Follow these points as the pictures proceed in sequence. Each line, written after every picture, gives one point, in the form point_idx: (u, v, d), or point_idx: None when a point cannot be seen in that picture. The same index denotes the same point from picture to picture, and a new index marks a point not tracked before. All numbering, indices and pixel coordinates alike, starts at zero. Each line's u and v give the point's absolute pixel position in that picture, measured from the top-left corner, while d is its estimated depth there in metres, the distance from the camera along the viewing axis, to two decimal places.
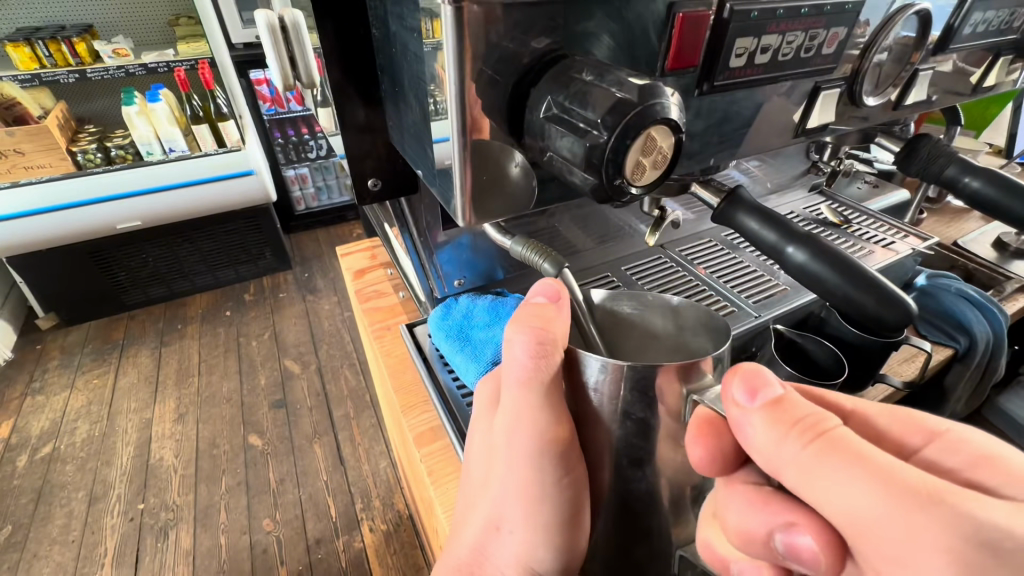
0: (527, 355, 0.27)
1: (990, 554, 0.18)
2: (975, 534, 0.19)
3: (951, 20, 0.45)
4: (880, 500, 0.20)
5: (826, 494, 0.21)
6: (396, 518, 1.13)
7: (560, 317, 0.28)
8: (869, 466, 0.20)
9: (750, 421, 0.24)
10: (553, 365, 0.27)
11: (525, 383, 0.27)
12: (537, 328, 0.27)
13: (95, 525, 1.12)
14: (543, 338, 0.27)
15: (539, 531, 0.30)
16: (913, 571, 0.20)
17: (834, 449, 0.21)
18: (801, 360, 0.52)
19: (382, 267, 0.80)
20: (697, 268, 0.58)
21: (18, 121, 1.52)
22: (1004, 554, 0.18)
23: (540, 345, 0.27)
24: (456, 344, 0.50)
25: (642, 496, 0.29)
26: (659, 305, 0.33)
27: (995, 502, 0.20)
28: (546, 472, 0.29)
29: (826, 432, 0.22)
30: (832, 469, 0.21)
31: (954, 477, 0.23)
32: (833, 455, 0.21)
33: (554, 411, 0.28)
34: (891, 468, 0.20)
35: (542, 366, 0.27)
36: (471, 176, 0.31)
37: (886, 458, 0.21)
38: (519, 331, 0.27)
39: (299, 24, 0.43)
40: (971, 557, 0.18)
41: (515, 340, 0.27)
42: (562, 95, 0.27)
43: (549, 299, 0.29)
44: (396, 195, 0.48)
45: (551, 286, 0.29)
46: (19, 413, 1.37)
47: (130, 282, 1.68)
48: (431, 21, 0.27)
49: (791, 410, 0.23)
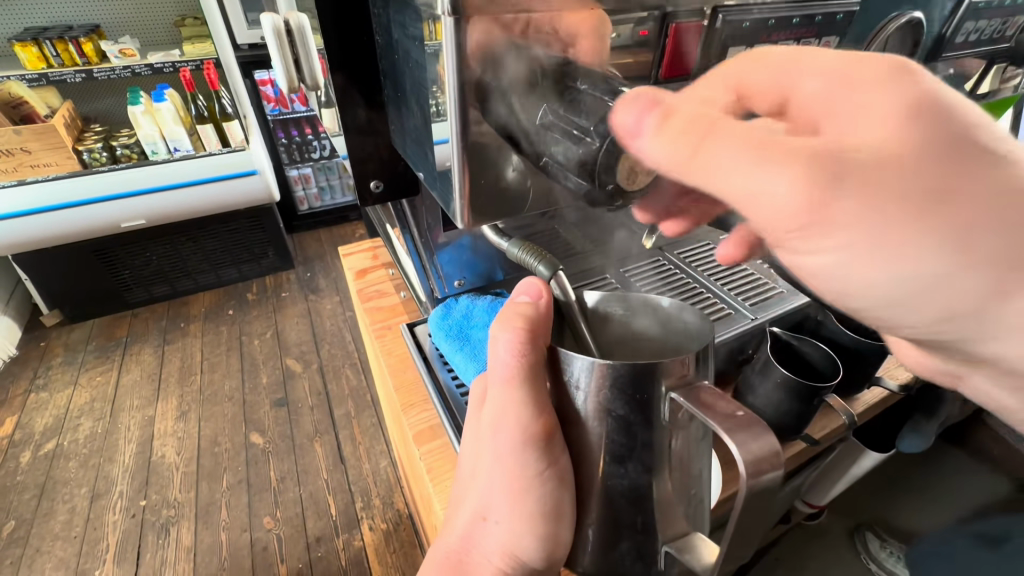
0: (509, 348, 0.29)
1: (836, 180, 0.20)
2: (822, 165, 0.20)
3: (941, 29, 0.46)
4: (760, 166, 0.21)
5: (717, 181, 0.22)
6: (396, 518, 1.14)
7: (539, 315, 0.31)
8: (741, 144, 0.21)
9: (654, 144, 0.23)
10: (535, 361, 0.29)
11: (509, 379, 0.29)
12: (519, 326, 0.29)
13: (97, 521, 1.14)
14: (523, 334, 0.29)
15: (522, 522, 0.31)
16: (776, 212, 0.22)
17: (719, 136, 0.22)
18: (797, 362, 0.53)
19: (384, 267, 0.81)
20: (696, 270, 0.59)
21: (25, 120, 1.54)
22: (845, 178, 0.20)
23: (522, 342, 0.29)
24: (455, 343, 0.51)
25: (627, 494, 0.29)
26: (647, 307, 0.34)
27: (853, 139, 0.21)
28: (528, 465, 0.29)
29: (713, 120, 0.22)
30: (715, 154, 0.22)
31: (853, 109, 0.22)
32: (719, 139, 0.22)
33: (535, 405, 0.29)
34: (757, 141, 0.21)
35: (524, 361, 0.29)
36: (469, 179, 0.32)
37: (754, 135, 0.22)
38: (503, 330, 0.29)
39: (304, 27, 0.45)
40: (818, 186, 0.20)
41: (499, 339, 0.29)
42: (560, 106, 0.30)
43: (531, 298, 0.31)
44: (397, 196, 0.49)
45: (534, 285, 0.32)
46: (23, 409, 1.38)
47: (135, 280, 1.70)
48: (433, 24, 0.28)
49: (683, 112, 0.23)
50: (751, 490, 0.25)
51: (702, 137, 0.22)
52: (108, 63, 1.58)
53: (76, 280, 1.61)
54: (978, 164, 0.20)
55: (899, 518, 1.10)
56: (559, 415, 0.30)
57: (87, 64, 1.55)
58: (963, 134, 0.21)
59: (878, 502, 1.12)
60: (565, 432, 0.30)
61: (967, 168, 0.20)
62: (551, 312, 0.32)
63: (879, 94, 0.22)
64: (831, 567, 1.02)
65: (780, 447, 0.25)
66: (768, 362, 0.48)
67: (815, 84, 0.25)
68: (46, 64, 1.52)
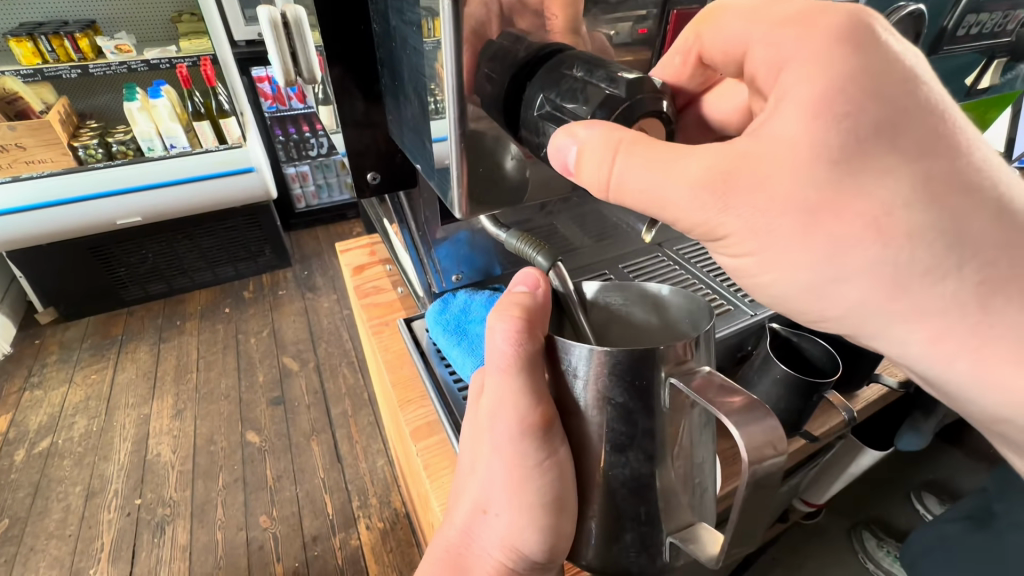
0: (506, 338, 0.28)
1: (730, 194, 0.24)
2: (717, 183, 0.24)
3: (944, 21, 0.46)
4: (669, 182, 0.25)
5: (631, 195, 0.26)
6: (393, 517, 1.13)
7: (537, 305, 0.30)
8: (654, 162, 0.24)
9: (581, 170, 0.26)
10: (531, 351, 0.29)
11: (506, 368, 0.29)
12: (516, 315, 0.29)
13: (92, 520, 1.13)
14: (520, 324, 0.28)
15: (524, 513, 0.30)
16: (687, 216, 0.25)
17: (638, 151, 0.24)
18: (797, 358, 0.53)
19: (382, 263, 0.80)
20: (696, 267, 0.59)
21: (19, 116, 1.52)
22: (738, 193, 0.24)
23: (518, 332, 0.28)
24: (453, 337, 0.51)
25: (628, 485, 0.28)
26: (642, 295, 0.33)
27: (763, 147, 0.23)
28: (527, 455, 0.29)
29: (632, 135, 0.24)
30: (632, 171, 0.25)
31: (779, 95, 0.23)
32: (637, 156, 0.24)
33: (533, 394, 0.29)
34: (668, 160, 0.24)
35: (522, 351, 0.28)
36: (467, 171, 0.31)
37: (666, 151, 0.24)
38: (500, 319, 0.29)
39: (301, 20, 0.45)
40: (713, 201, 0.24)
41: (496, 328, 0.28)
42: (555, 92, 0.27)
43: (528, 288, 0.31)
44: (394, 188, 0.48)
45: (530, 275, 0.31)
46: (17, 408, 1.37)
47: (130, 277, 1.68)
48: (431, 20, 0.28)
49: (605, 130, 0.24)
50: (754, 475, 0.24)
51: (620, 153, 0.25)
52: (104, 59, 1.56)
53: (71, 277, 1.60)
54: (864, 179, 0.22)
55: (897, 518, 1.09)
56: (558, 404, 0.29)
57: (82, 60, 1.54)
58: (860, 146, 0.22)
59: (877, 501, 1.12)
60: (564, 422, 0.29)
61: (850, 185, 0.22)
62: (548, 302, 0.31)
63: (800, 85, 0.22)
64: (829, 566, 1.02)
65: (783, 432, 0.25)
66: (767, 357, 0.48)
67: (760, 53, 0.25)
68: (41, 59, 1.52)
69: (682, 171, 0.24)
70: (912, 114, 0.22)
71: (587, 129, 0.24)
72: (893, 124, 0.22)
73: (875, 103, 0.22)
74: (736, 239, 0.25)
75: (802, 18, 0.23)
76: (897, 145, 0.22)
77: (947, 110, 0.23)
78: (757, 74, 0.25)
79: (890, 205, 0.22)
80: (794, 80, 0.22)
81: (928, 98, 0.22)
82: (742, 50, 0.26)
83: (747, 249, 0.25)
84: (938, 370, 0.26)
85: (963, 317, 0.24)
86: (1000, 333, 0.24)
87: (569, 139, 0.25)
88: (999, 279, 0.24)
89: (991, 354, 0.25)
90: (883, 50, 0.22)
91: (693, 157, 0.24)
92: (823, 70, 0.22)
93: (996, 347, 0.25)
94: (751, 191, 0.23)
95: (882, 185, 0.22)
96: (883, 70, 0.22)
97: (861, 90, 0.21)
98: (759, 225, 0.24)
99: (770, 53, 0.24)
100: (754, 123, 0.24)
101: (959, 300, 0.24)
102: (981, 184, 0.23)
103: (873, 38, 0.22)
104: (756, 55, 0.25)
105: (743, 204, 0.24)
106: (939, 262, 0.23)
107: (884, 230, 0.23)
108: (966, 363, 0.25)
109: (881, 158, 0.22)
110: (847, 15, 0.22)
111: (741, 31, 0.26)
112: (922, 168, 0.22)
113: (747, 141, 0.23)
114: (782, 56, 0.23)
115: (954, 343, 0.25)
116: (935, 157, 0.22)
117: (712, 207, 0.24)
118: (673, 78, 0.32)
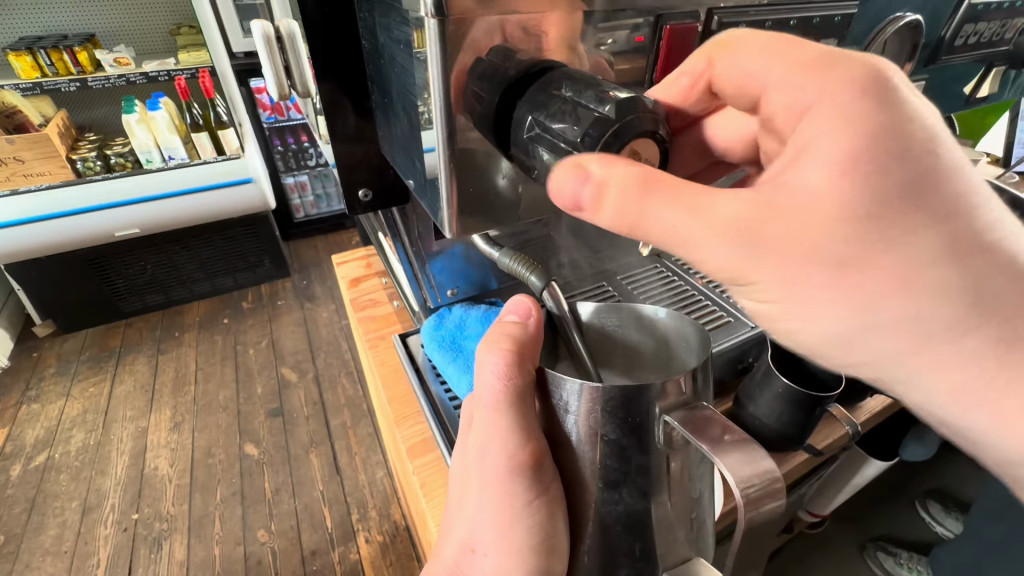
0: (496, 372, 0.27)
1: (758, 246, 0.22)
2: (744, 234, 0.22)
3: (941, 32, 0.45)
4: (693, 230, 0.23)
5: (656, 242, 0.24)
6: (393, 529, 1.12)
7: (528, 336, 0.29)
8: (678, 206, 0.23)
9: (595, 208, 0.24)
10: (521, 386, 0.28)
11: (495, 404, 0.28)
12: (505, 348, 0.28)
13: (88, 536, 1.11)
14: (510, 356, 0.28)
15: (513, 551, 0.29)
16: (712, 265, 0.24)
17: (661, 194, 0.23)
18: (800, 371, 0.52)
19: (377, 276, 0.80)
20: (695, 278, 0.58)
21: (18, 129, 1.51)
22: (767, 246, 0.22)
23: (508, 367, 0.27)
24: (448, 354, 0.50)
25: (623, 521, 0.27)
26: (640, 319, 0.32)
27: (791, 194, 0.22)
28: (516, 494, 0.28)
29: (651, 178, 0.23)
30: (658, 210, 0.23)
31: (800, 141, 0.22)
32: (659, 199, 0.23)
33: (523, 430, 0.28)
34: (691, 202, 0.23)
35: (512, 385, 0.27)
36: (457, 188, 0.30)
37: (691, 192, 0.23)
38: (489, 353, 0.28)
39: (295, 34, 0.44)
40: (740, 253, 0.23)
41: (485, 362, 0.28)
42: (544, 114, 0.26)
43: (520, 317, 0.30)
44: (387, 204, 0.47)
45: (522, 305, 0.31)
46: (15, 422, 1.36)
47: (128, 289, 1.67)
48: (418, 29, 0.27)
49: (623, 171, 0.23)
50: (751, 522, 0.24)
51: (642, 196, 0.23)
52: (103, 72, 1.56)
53: (69, 289, 1.59)
54: (889, 236, 0.21)
55: (901, 527, 1.08)
56: (548, 439, 0.28)
57: (81, 73, 1.54)
58: (887, 205, 0.21)
59: (881, 510, 1.11)
60: (556, 457, 0.28)
61: (875, 244, 0.21)
62: (540, 332, 0.30)
63: (827, 131, 0.21)
64: None
65: (779, 472, 0.24)
66: (769, 371, 0.47)
67: (779, 98, 0.24)
68: (40, 73, 1.52)
69: (709, 220, 0.23)
70: (935, 174, 0.21)
71: (602, 166, 0.23)
72: (919, 184, 0.21)
73: (899, 161, 0.21)
74: (764, 286, 0.24)
75: (822, 63, 0.23)
76: (923, 203, 0.21)
77: (966, 169, 0.22)
78: (775, 117, 0.25)
79: (915, 264, 0.22)
80: (818, 129, 0.22)
81: (949, 155, 0.22)
82: (757, 90, 0.26)
83: (772, 297, 0.24)
84: (958, 419, 0.25)
85: (981, 372, 0.24)
86: (1020, 388, 0.23)
87: (578, 175, 0.24)
88: (1015, 335, 0.23)
89: (1011, 407, 0.24)
90: (906, 105, 0.21)
91: (719, 203, 0.23)
92: (847, 121, 0.21)
93: (1014, 402, 0.24)
94: (780, 244, 0.22)
95: (905, 244, 0.21)
96: (906, 126, 0.21)
97: (885, 148, 0.21)
98: (788, 279, 0.23)
99: (790, 98, 0.23)
100: (778, 169, 0.23)
101: (976, 356, 0.23)
102: (981, 243, 0.22)
103: (893, 86, 0.22)
104: (772, 99, 0.25)
105: (771, 257, 0.22)
106: (936, 320, 0.23)
107: (911, 284, 0.22)
108: (986, 416, 0.24)
109: (906, 219, 0.21)
110: (865, 66, 0.22)
111: (757, 69, 0.26)
112: (946, 228, 0.22)
113: (772, 189, 0.22)
114: (800, 104, 0.23)
115: (975, 397, 0.24)
116: (958, 217, 0.22)
117: (738, 259, 0.23)
118: (677, 101, 0.31)
